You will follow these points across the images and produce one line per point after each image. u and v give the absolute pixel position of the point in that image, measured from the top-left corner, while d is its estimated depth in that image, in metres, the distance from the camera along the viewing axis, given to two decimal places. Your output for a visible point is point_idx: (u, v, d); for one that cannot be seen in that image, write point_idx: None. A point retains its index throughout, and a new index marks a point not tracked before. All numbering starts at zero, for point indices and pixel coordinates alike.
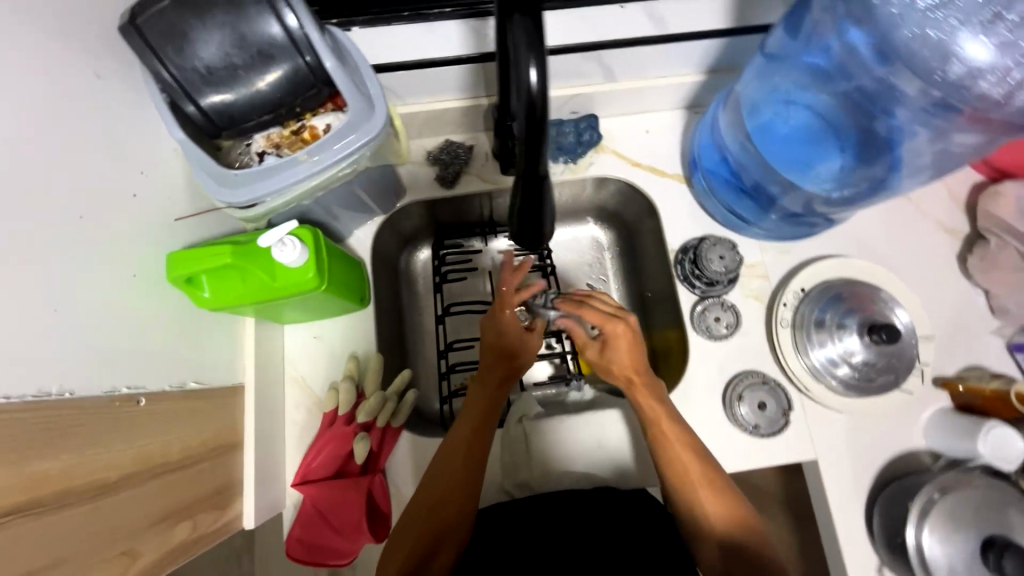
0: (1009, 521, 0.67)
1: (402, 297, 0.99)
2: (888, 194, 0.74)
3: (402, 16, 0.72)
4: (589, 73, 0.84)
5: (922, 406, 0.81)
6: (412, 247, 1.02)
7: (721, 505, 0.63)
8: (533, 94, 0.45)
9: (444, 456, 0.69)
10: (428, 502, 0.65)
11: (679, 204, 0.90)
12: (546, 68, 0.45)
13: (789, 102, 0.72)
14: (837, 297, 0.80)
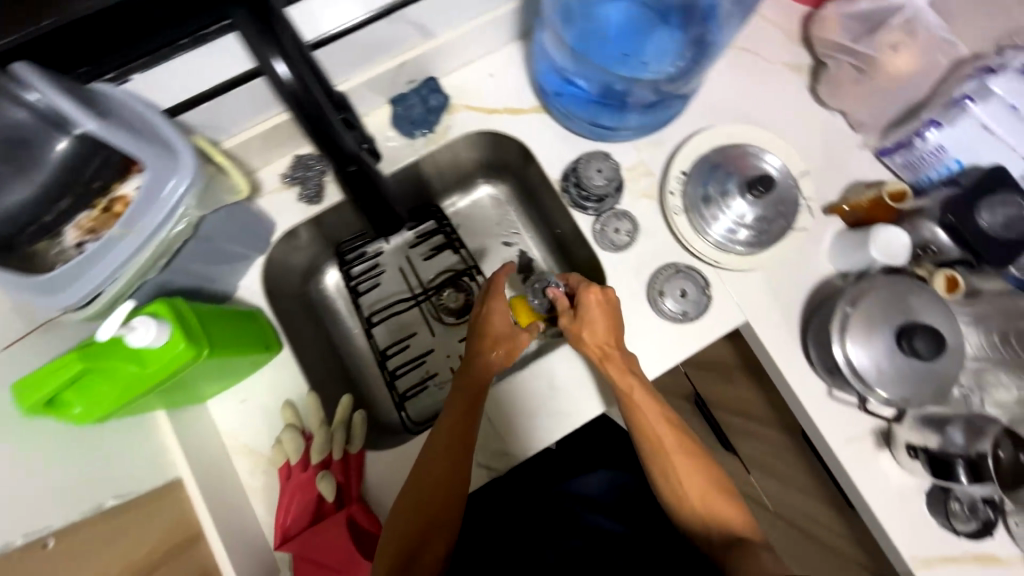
0: (912, 307, 0.73)
1: (326, 326, 1.00)
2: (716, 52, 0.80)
3: (181, 45, 0.64)
4: (404, 36, 0.79)
5: (822, 235, 0.86)
6: (318, 275, 1.02)
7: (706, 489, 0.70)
8: (286, 84, 0.55)
9: (429, 460, 0.71)
10: (409, 509, 0.68)
11: (546, 135, 0.89)
12: (287, 58, 0.55)
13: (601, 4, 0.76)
14: (713, 168, 0.83)
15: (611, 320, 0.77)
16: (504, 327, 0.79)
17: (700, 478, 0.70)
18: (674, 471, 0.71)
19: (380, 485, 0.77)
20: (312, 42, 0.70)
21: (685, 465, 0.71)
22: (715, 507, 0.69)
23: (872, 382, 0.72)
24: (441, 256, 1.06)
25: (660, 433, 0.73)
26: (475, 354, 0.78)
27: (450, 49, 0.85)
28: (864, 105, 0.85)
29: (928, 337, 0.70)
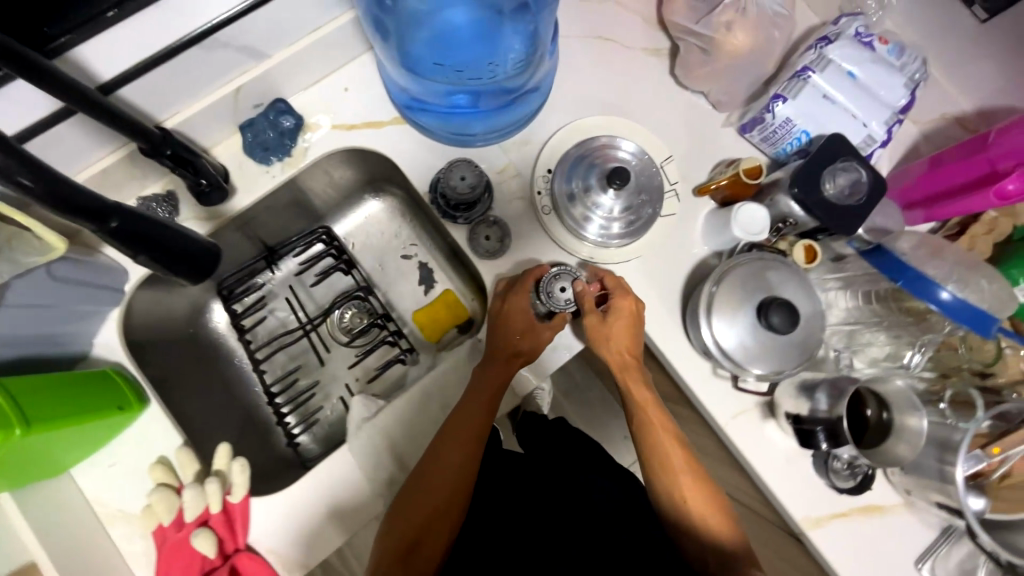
0: (770, 282, 0.75)
1: (218, 366, 0.95)
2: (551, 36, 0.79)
3: None
4: (232, 61, 0.74)
5: (693, 218, 0.87)
6: (205, 314, 0.97)
7: (703, 503, 0.72)
8: None
9: (446, 466, 0.72)
10: (411, 511, 0.70)
11: (410, 146, 0.86)
12: None
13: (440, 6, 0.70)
14: (578, 163, 0.83)
15: (634, 328, 0.78)
16: (526, 324, 0.78)
17: (692, 482, 0.73)
18: (670, 469, 0.74)
19: (267, 530, 0.74)
20: (111, 80, 0.64)
21: (683, 467, 0.74)
22: (703, 510, 0.71)
23: (740, 360, 0.73)
24: (331, 278, 1.02)
25: (662, 434, 0.76)
26: (500, 350, 0.78)
27: (292, 68, 0.81)
28: (718, 84, 0.85)
29: (783, 312, 0.71)
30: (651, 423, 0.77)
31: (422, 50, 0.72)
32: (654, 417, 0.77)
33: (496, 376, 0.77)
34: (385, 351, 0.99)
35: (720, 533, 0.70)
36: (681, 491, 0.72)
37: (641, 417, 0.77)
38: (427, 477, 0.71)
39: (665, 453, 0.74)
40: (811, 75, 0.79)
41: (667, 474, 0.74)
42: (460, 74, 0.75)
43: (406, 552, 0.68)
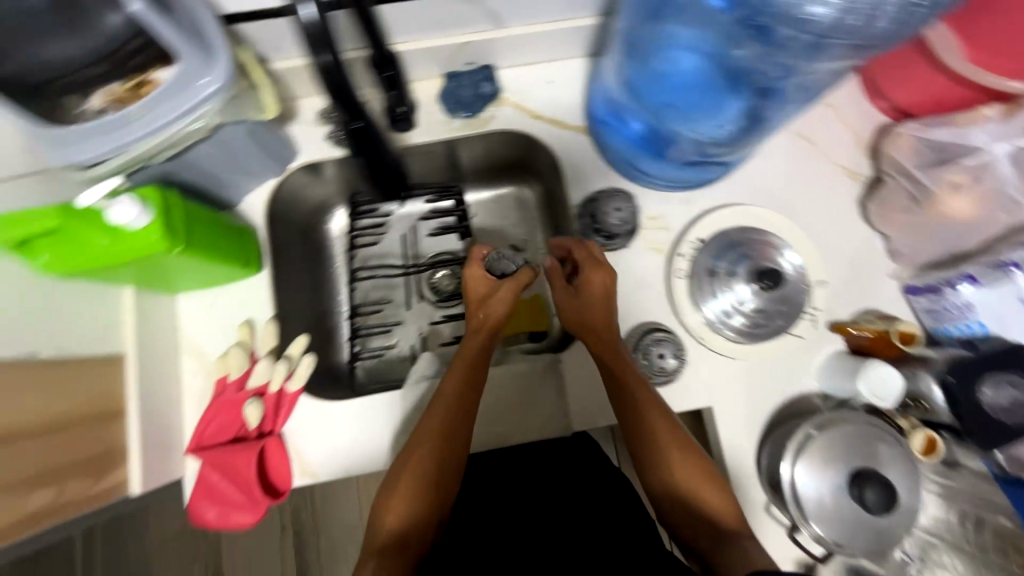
0: (877, 454, 0.70)
1: (316, 271, 0.97)
2: (767, 127, 0.75)
3: None
4: (474, 18, 0.79)
5: (818, 350, 0.82)
6: (323, 212, 0.99)
7: (705, 493, 0.65)
8: (305, 25, 0.57)
9: (417, 458, 0.67)
10: (397, 505, 0.65)
11: (582, 157, 0.88)
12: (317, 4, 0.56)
13: (674, 48, 0.69)
14: (731, 245, 0.81)
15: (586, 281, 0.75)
16: (509, 294, 0.77)
17: (689, 471, 0.66)
18: (660, 463, 0.67)
19: (302, 429, 0.78)
20: None
21: (681, 461, 0.67)
22: (706, 504, 0.65)
23: (809, 514, 0.68)
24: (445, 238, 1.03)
25: (653, 426, 0.69)
26: (473, 331, 0.76)
27: (517, 44, 0.84)
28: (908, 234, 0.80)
29: (880, 491, 0.67)
30: (631, 408, 0.70)
31: (642, 82, 0.73)
32: (645, 413, 0.69)
33: (470, 364, 0.73)
34: (465, 326, 0.98)
35: (724, 519, 0.64)
36: (680, 493, 0.66)
37: (614, 394, 0.71)
38: (396, 475, 0.66)
39: (653, 438, 0.68)
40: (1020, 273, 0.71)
41: (660, 463, 0.67)
42: (666, 117, 0.74)
43: (397, 547, 0.63)
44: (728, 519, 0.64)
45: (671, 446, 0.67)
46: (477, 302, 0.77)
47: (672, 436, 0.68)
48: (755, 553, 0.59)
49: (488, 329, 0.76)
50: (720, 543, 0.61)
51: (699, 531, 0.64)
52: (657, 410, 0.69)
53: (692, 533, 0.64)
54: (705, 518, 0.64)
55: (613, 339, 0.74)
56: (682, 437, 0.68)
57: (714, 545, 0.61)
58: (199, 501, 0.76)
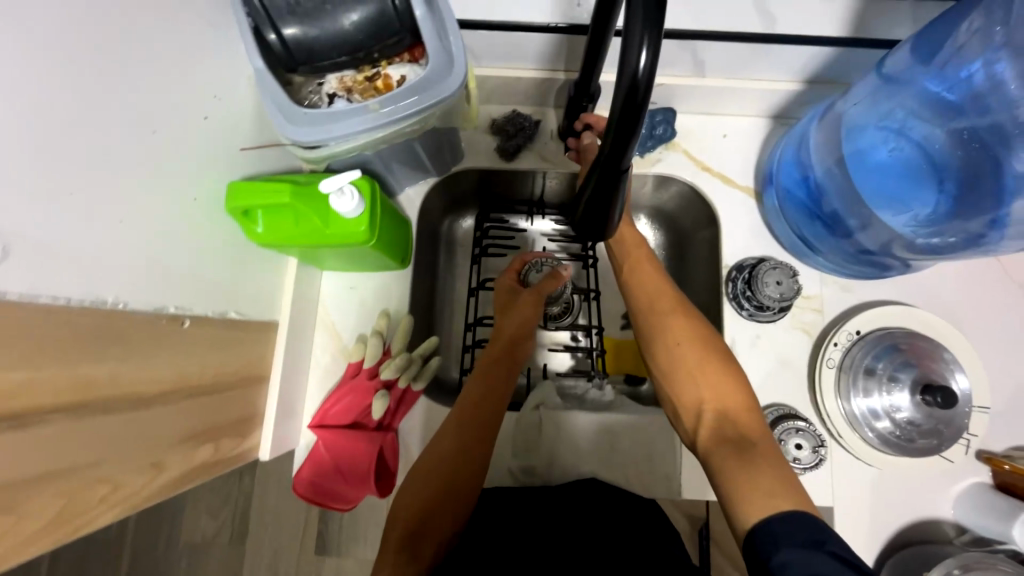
0: None
1: (439, 265, 0.98)
2: (981, 252, 0.63)
3: None
4: (678, 63, 0.77)
5: (959, 477, 0.77)
6: (456, 215, 0.99)
7: (728, 396, 0.63)
8: (637, 78, 0.40)
9: (430, 458, 0.68)
10: (409, 505, 0.64)
11: (744, 219, 0.85)
12: (658, 52, 0.40)
13: (899, 132, 0.63)
14: (894, 347, 0.75)
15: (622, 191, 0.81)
16: (531, 298, 0.83)
17: (705, 367, 0.65)
18: (670, 352, 0.68)
19: (418, 430, 0.81)
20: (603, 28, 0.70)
21: (710, 378, 0.64)
22: (716, 380, 0.64)
23: None
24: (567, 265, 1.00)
25: (684, 353, 0.67)
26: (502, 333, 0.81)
27: (709, 94, 0.82)
28: None
29: None
30: (648, 309, 0.73)
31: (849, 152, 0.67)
32: (677, 343, 0.68)
33: (492, 366, 0.77)
34: (576, 358, 0.95)
35: (733, 407, 0.62)
36: (690, 371, 0.66)
37: (642, 300, 0.74)
38: (411, 481, 0.67)
39: (671, 338, 0.69)
40: None
41: (671, 369, 0.67)
42: (862, 199, 0.67)
43: (410, 537, 0.62)
44: (739, 414, 0.61)
45: (688, 343, 0.68)
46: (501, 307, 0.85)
47: (682, 321, 0.70)
48: (780, 465, 0.55)
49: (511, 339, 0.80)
50: (731, 449, 0.57)
51: (709, 422, 0.62)
52: (675, 316, 0.70)
53: (697, 420, 0.64)
54: (708, 408, 0.63)
55: (652, 264, 0.77)
56: (702, 331, 0.69)
57: (725, 452, 0.57)
58: (306, 476, 0.77)
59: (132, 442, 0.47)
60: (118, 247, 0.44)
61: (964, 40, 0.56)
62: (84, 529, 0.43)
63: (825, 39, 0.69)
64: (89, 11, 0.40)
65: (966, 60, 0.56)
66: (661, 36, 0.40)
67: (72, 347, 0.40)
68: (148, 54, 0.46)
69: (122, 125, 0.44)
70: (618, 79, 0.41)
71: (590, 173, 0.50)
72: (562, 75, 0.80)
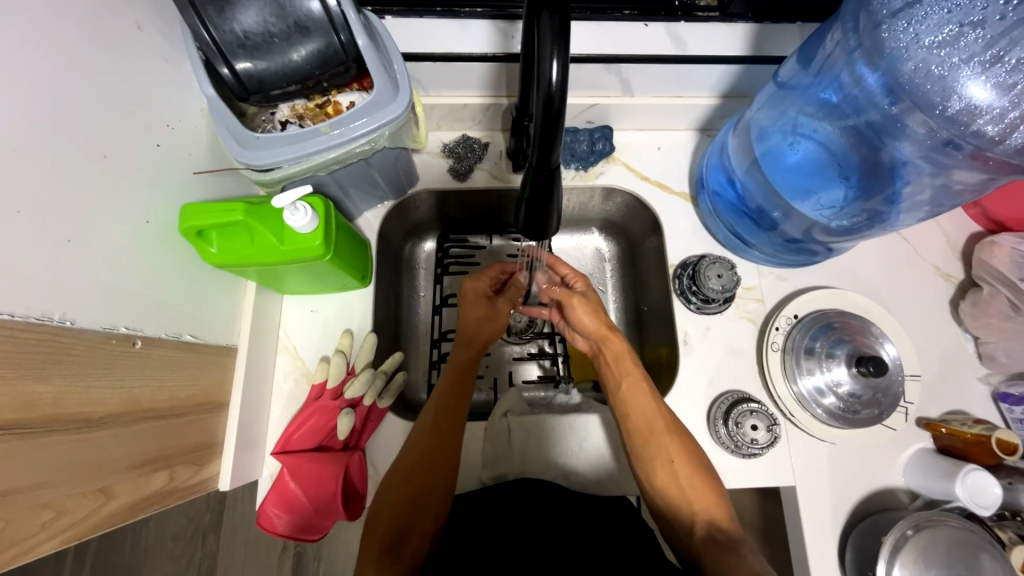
0: (979, 566, 0.67)
1: (403, 286, 1.00)
2: (884, 229, 0.72)
3: (434, 11, 0.75)
4: (608, 84, 0.85)
5: (904, 444, 0.82)
6: (417, 237, 1.03)
7: (710, 506, 0.67)
8: (552, 87, 0.47)
9: (397, 479, 0.70)
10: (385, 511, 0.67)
11: (683, 221, 0.92)
12: (566, 63, 0.46)
13: (797, 133, 0.71)
14: (828, 326, 0.81)
15: (597, 313, 0.82)
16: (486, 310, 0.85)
17: (693, 481, 0.68)
18: (665, 467, 0.70)
19: (385, 450, 0.79)
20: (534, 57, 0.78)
21: (685, 476, 0.69)
22: (706, 504, 0.67)
23: None
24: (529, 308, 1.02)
25: (662, 451, 0.71)
26: (464, 339, 0.83)
27: (638, 111, 0.90)
28: (1005, 341, 0.81)
29: None
30: (621, 401, 0.76)
31: (785, 170, 0.73)
32: (651, 439, 0.72)
33: (460, 390, 0.79)
34: (544, 367, 0.98)
35: (722, 525, 0.65)
36: (677, 485, 0.69)
37: (628, 398, 0.75)
38: (388, 496, 0.69)
39: (664, 455, 0.71)
40: None
41: (650, 462, 0.71)
42: (778, 192, 0.74)
43: (389, 546, 0.64)
44: (722, 520, 0.66)
45: (679, 461, 0.69)
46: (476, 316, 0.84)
47: (676, 439, 0.71)
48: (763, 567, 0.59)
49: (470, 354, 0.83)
50: (723, 552, 0.62)
51: (701, 526, 0.65)
52: (658, 422, 0.72)
53: (688, 525, 0.67)
54: (698, 520, 0.66)
55: (637, 366, 0.78)
56: (687, 441, 0.72)
57: (715, 554, 0.62)
58: (271, 507, 0.74)
59: (78, 466, 0.46)
60: (67, 267, 0.45)
61: (831, 49, 0.65)
62: (23, 558, 0.41)
63: (729, 57, 0.79)
64: (44, 44, 0.44)
65: (836, 66, 0.65)
66: (569, 50, 0.47)
67: (16, 363, 0.40)
68: (100, 86, 0.49)
69: (74, 151, 0.46)
70: (538, 92, 0.48)
71: (525, 180, 0.55)
72: (505, 101, 0.87)
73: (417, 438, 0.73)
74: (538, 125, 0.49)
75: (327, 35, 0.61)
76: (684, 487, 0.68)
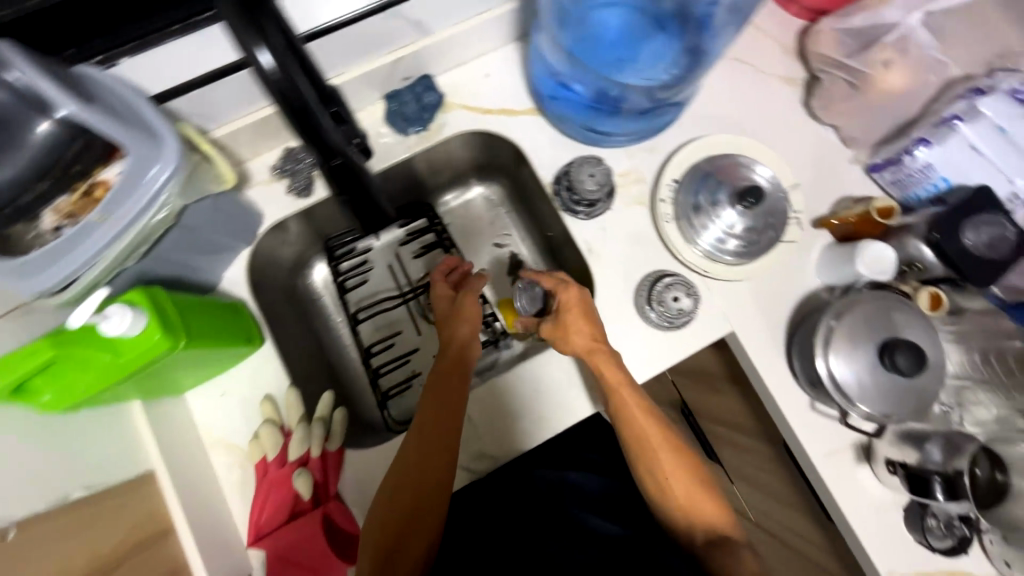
0: (896, 323, 0.74)
1: (315, 319, 0.99)
2: (710, 61, 0.79)
3: (172, 30, 0.64)
4: (400, 33, 0.78)
5: (811, 249, 0.86)
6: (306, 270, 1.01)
7: (714, 517, 0.66)
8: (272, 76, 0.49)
9: (388, 490, 0.68)
10: (380, 527, 0.66)
11: (540, 137, 0.89)
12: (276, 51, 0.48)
13: (599, 7, 0.76)
14: (705, 177, 0.83)
15: (590, 323, 0.75)
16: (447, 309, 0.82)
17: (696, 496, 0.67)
18: (665, 483, 0.68)
19: (357, 485, 0.75)
20: (306, 35, 0.69)
21: (689, 494, 0.67)
22: (705, 518, 0.66)
23: (854, 396, 0.72)
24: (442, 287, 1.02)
25: (663, 465, 0.68)
26: (449, 341, 0.78)
27: (447, 47, 0.84)
28: (854, 120, 0.85)
29: (910, 353, 0.70)
30: (632, 430, 0.70)
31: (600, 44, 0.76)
32: (658, 456, 0.68)
33: (441, 390, 0.74)
34: (480, 332, 0.98)
35: (723, 532, 0.66)
36: (676, 498, 0.67)
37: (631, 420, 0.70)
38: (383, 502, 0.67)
39: (664, 472, 0.68)
40: (959, 130, 0.75)
41: (650, 478, 0.69)
42: (609, 73, 0.77)
43: (385, 560, 0.63)
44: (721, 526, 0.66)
45: (681, 480, 0.67)
46: (441, 319, 0.81)
47: (680, 462, 0.68)
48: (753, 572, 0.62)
49: (456, 359, 0.77)
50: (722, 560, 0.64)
51: (698, 532, 0.66)
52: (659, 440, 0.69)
53: (689, 537, 0.67)
54: (699, 529, 0.66)
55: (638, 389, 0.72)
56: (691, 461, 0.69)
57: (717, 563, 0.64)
58: None
59: None
60: None
61: None
62: None
63: None
64: None
65: None
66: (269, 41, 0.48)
67: None
68: None
69: None
70: (268, 87, 0.49)
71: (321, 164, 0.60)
72: None
73: (409, 439, 0.71)
74: (289, 114, 0.52)
75: (40, 120, 0.55)
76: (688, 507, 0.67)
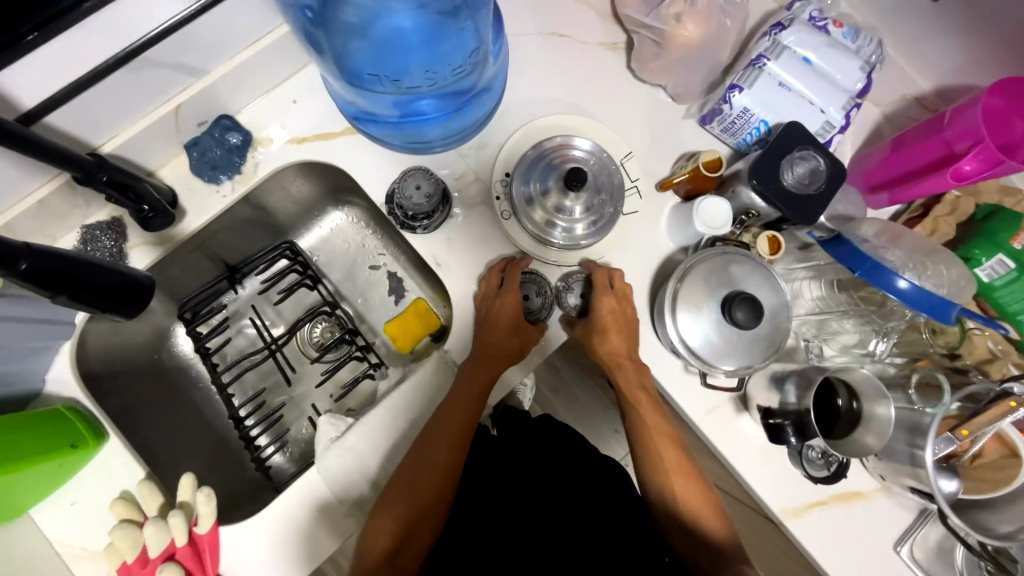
0: (733, 276, 0.74)
1: (184, 389, 0.93)
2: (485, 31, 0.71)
3: None
4: (167, 80, 0.71)
5: (659, 214, 0.85)
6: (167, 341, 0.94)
7: (718, 529, 0.72)
8: None
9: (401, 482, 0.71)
10: (389, 517, 0.69)
11: (363, 157, 0.84)
12: None
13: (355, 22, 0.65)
14: (532, 166, 0.83)
15: (623, 334, 0.79)
16: (512, 319, 0.78)
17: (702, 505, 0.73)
18: (674, 485, 0.74)
19: (236, 557, 0.74)
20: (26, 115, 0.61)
21: (699, 504, 0.73)
22: (707, 529, 0.72)
23: (707, 357, 0.73)
24: (310, 327, 0.98)
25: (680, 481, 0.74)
26: (491, 351, 0.77)
27: (234, 83, 0.78)
28: (672, 77, 0.84)
29: (747, 307, 0.70)
30: (655, 434, 0.76)
31: (366, 59, 0.67)
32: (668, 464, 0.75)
33: (469, 394, 0.76)
34: (355, 364, 0.97)
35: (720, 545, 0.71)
36: (684, 504, 0.73)
37: (654, 429, 0.76)
38: (397, 493, 0.70)
39: (676, 476, 0.74)
40: (766, 63, 0.78)
41: (662, 483, 0.75)
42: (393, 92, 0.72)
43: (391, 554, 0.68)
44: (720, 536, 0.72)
45: (688, 487, 0.74)
46: (485, 320, 0.78)
47: (691, 475, 0.74)
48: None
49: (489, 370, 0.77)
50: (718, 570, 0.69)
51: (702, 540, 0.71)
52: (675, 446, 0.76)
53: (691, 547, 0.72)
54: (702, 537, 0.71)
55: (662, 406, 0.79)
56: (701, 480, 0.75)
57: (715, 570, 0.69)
58: None
59: None
60: None
61: None
62: None
63: None
64: None
65: None
66: None
67: None
68: None
69: None
70: None
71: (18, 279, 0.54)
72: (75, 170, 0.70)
73: (436, 439, 0.74)
74: None
75: None
76: (697, 514, 0.72)
